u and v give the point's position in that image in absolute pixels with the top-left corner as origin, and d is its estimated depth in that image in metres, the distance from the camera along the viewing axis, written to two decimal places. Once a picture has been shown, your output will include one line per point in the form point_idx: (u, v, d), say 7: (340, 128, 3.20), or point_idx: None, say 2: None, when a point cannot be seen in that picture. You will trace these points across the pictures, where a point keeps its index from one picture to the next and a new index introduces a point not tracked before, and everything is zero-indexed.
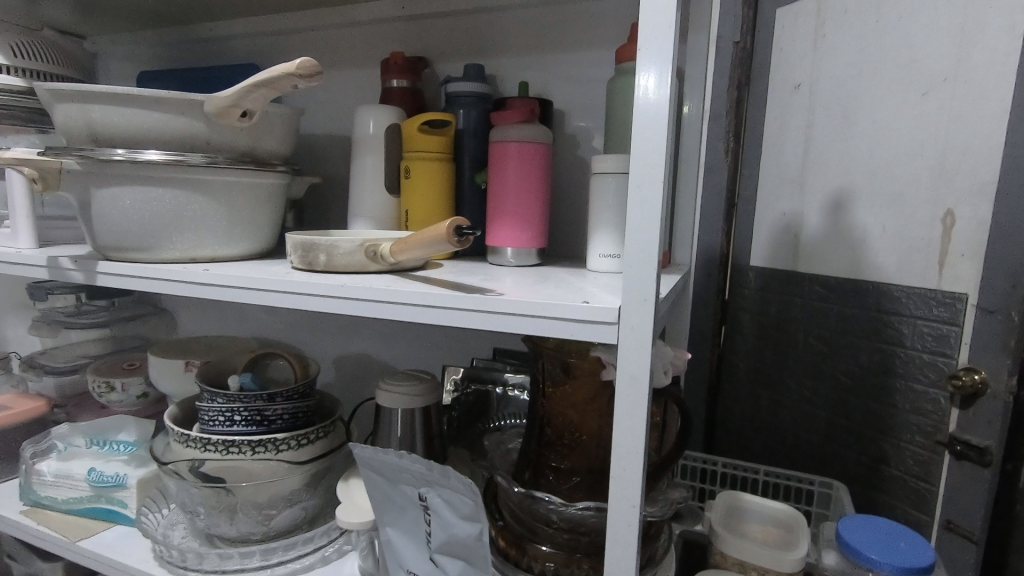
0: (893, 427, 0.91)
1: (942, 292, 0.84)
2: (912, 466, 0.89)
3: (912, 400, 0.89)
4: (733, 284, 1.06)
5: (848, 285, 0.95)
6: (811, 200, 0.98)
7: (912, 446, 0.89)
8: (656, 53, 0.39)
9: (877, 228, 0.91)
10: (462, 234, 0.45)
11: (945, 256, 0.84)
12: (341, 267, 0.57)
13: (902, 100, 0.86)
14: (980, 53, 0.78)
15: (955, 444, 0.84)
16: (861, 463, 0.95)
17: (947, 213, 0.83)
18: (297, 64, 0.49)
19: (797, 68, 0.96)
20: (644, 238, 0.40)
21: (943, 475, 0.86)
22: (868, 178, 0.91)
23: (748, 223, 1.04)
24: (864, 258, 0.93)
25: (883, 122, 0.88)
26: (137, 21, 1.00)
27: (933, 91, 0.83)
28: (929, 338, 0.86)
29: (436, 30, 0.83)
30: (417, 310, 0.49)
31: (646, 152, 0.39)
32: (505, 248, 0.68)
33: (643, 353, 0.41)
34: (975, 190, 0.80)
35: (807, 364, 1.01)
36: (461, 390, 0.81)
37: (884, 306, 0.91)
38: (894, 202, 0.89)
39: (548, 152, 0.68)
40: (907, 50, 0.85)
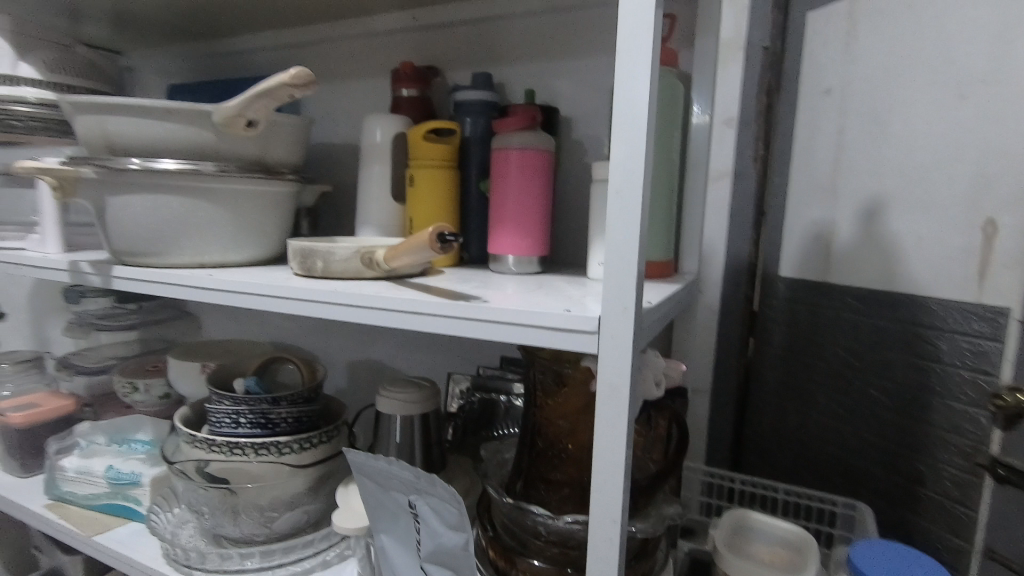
0: (929, 446, 0.85)
1: (982, 303, 0.78)
2: (950, 489, 0.83)
3: (949, 419, 0.82)
4: (761, 295, 1.05)
5: (881, 296, 0.89)
6: (843, 209, 0.94)
7: (950, 467, 0.83)
8: (635, 55, 0.38)
9: (913, 236, 0.85)
10: (446, 242, 0.45)
11: (986, 265, 0.77)
12: (338, 273, 0.58)
13: (938, 103, 0.81)
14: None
15: (997, 468, 0.76)
16: (895, 482, 0.90)
17: (989, 221, 0.77)
18: (292, 74, 0.49)
19: (827, 72, 0.94)
20: (623, 245, 0.39)
21: (984, 501, 0.79)
22: (903, 185, 0.86)
23: (776, 234, 1.02)
24: (899, 268, 0.87)
25: (917, 125, 0.83)
26: (168, 36, 1.04)
27: (972, 92, 0.77)
28: (969, 354, 0.79)
29: (447, 40, 0.84)
30: (406, 317, 0.49)
31: (626, 157, 0.39)
32: (506, 256, 0.67)
33: (624, 363, 0.40)
34: (1018, 197, 0.73)
35: (837, 378, 0.96)
36: (466, 398, 0.81)
37: (920, 318, 0.85)
38: (928, 207, 0.83)
39: (549, 159, 0.67)
40: (943, 50, 0.80)
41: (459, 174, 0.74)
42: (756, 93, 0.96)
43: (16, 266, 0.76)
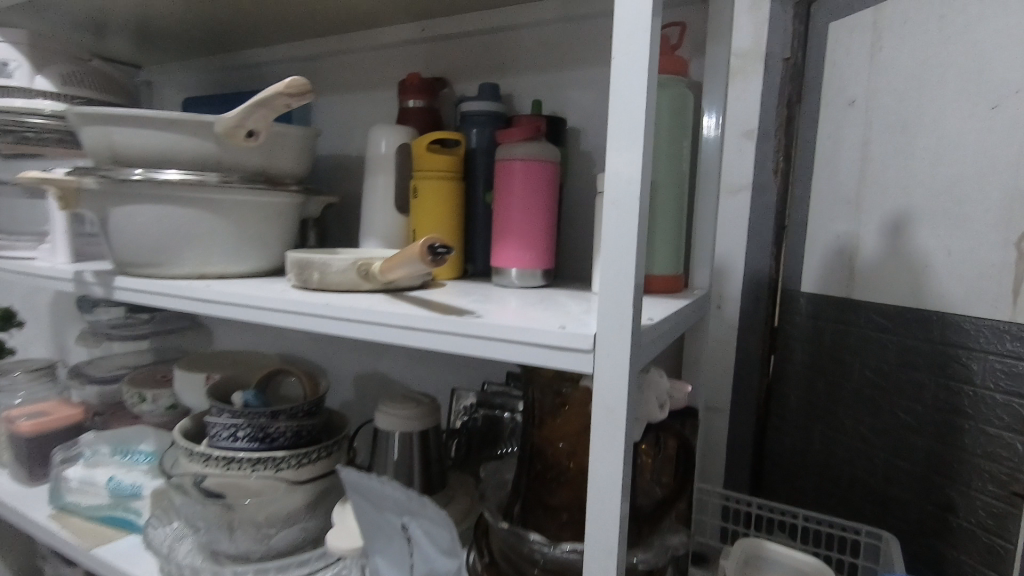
0: (962, 472, 0.82)
1: (1017, 324, 0.76)
2: (984, 518, 0.80)
3: (983, 444, 0.79)
4: (782, 309, 0.97)
5: (909, 314, 0.86)
6: (868, 223, 0.91)
7: (984, 495, 0.79)
8: (633, 60, 0.36)
9: (942, 252, 0.83)
10: (437, 254, 0.44)
11: (1020, 288, 0.76)
12: (334, 286, 0.56)
13: (969, 115, 0.79)
14: None
15: None
16: (925, 510, 0.86)
17: (1023, 237, 0.75)
18: (287, 82, 0.49)
19: (851, 83, 0.90)
20: (619, 259, 0.37)
21: (1021, 530, 0.76)
22: (931, 199, 0.83)
23: (799, 244, 0.95)
24: (927, 284, 0.84)
25: (947, 137, 0.81)
26: (185, 50, 1.06)
27: (1004, 104, 0.75)
28: (1004, 376, 0.77)
29: (455, 51, 0.83)
30: (397, 331, 0.48)
31: (623, 166, 0.37)
32: (509, 269, 0.65)
33: (621, 385, 0.38)
34: None
35: (862, 400, 0.92)
36: (469, 415, 0.79)
37: (951, 339, 0.82)
38: (960, 224, 0.81)
39: (554, 170, 0.65)
40: (976, 60, 0.78)
41: (464, 186, 0.73)
42: (776, 104, 0.90)
43: (26, 276, 0.77)
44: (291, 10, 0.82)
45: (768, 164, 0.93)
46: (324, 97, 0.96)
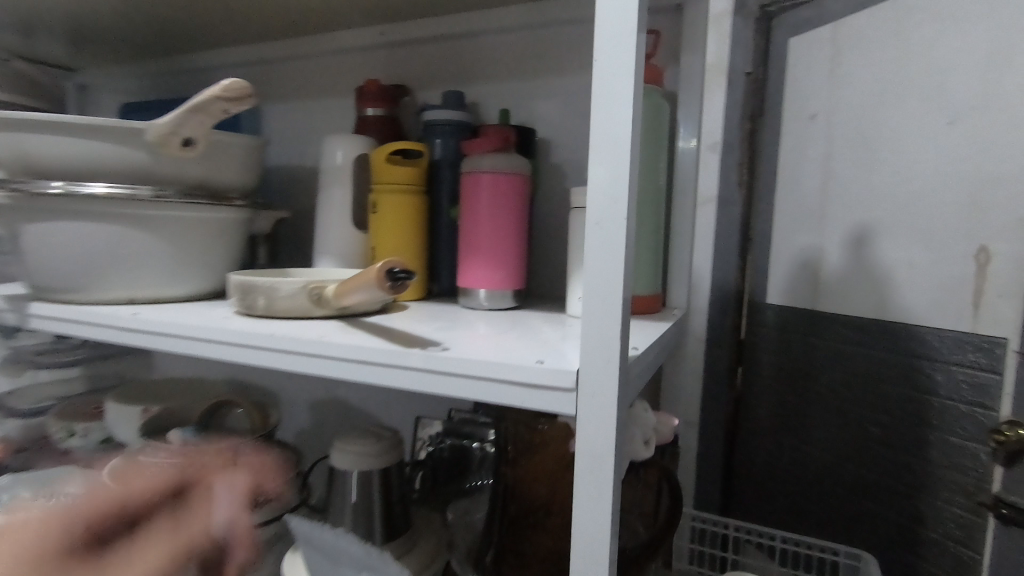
0: (928, 483, 0.79)
1: (978, 335, 0.74)
2: (952, 529, 0.77)
3: (948, 453, 0.77)
4: (749, 323, 0.95)
5: (873, 325, 0.84)
6: (830, 236, 0.90)
7: (951, 506, 0.77)
8: (617, 63, 0.32)
9: (905, 265, 0.81)
10: (397, 280, 0.39)
11: (980, 296, 0.74)
12: (282, 312, 0.51)
13: (926, 128, 0.78)
14: (1014, 81, 0.69)
15: (1000, 507, 0.71)
16: (893, 522, 0.83)
17: (981, 249, 0.74)
18: (225, 85, 0.44)
19: (811, 99, 0.89)
20: (603, 287, 0.33)
21: (988, 540, 0.74)
22: (893, 212, 0.82)
23: (763, 262, 0.94)
24: (890, 298, 0.83)
25: (907, 150, 0.80)
26: (122, 52, 0.98)
27: (960, 119, 0.74)
28: (967, 387, 0.75)
29: (418, 58, 0.79)
30: (352, 366, 0.42)
31: (607, 182, 0.32)
32: (477, 290, 0.61)
33: (606, 427, 0.33)
34: (1013, 225, 0.71)
35: (831, 412, 0.89)
36: (435, 444, 0.73)
37: (914, 349, 0.80)
38: (924, 234, 0.79)
39: (524, 184, 0.61)
40: (932, 75, 0.77)
41: (428, 200, 0.68)
42: (739, 120, 0.87)
43: None
44: (237, 10, 0.75)
45: (732, 176, 0.90)
46: (276, 104, 0.90)
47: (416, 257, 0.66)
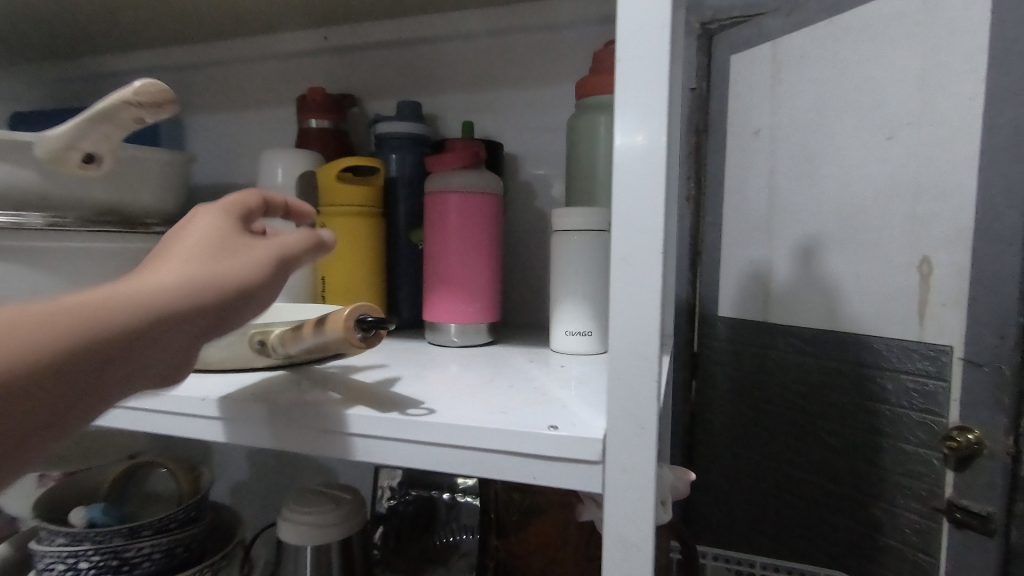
0: (883, 490, 0.77)
1: (925, 342, 0.71)
2: (909, 536, 0.75)
3: (902, 461, 0.75)
4: (701, 334, 0.95)
5: (821, 335, 0.82)
6: (778, 247, 0.85)
7: (907, 512, 0.75)
8: (643, 66, 0.26)
9: (852, 277, 0.78)
10: (368, 329, 0.31)
11: (926, 306, 0.71)
12: (215, 364, 0.41)
13: (865, 143, 0.75)
14: (943, 98, 0.67)
15: (953, 512, 0.69)
16: (852, 531, 0.80)
17: (924, 260, 0.71)
18: (136, 87, 0.35)
19: (754, 114, 0.85)
20: (634, 341, 0.26)
21: (943, 544, 0.71)
22: (837, 224, 0.78)
23: (712, 268, 0.92)
24: (838, 311, 0.80)
25: (848, 160, 0.77)
26: (12, 55, 0.84)
27: (898, 134, 0.72)
28: (916, 395, 0.73)
29: (366, 64, 0.71)
30: (308, 436, 0.34)
31: (635, 212, 0.26)
32: (447, 325, 0.53)
33: (641, 510, 0.27)
34: (951, 236, 0.68)
35: (787, 423, 0.86)
36: (398, 497, 0.64)
37: (864, 358, 0.77)
38: (866, 245, 0.76)
39: (496, 205, 0.55)
40: (868, 87, 0.74)
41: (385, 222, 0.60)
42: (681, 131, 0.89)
43: None
44: (151, 7, 0.65)
45: None
46: (202, 116, 0.80)
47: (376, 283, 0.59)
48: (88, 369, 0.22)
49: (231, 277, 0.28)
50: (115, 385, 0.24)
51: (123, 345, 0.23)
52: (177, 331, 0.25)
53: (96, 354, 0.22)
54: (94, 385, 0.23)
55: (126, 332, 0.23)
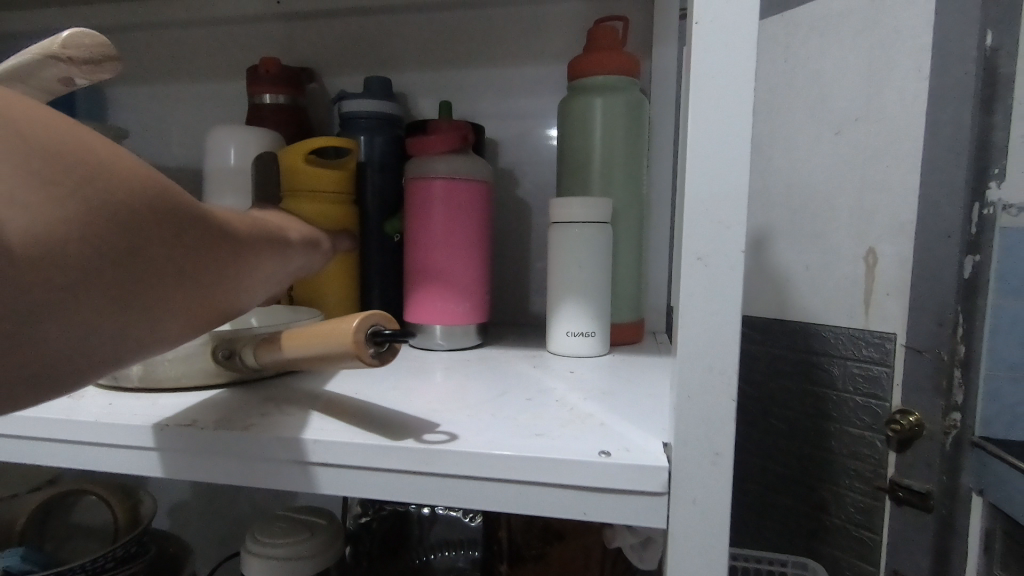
0: (830, 472, 0.79)
1: (870, 330, 0.75)
2: (854, 514, 0.77)
3: (848, 444, 0.77)
4: None
5: (776, 326, 0.84)
6: None
7: (852, 492, 0.77)
8: (728, 32, 0.22)
9: (800, 267, 0.81)
10: (382, 343, 0.27)
11: (870, 295, 0.74)
12: (170, 382, 0.34)
13: (815, 138, 0.77)
14: (890, 95, 0.70)
15: (896, 490, 0.72)
16: (801, 513, 0.82)
17: (869, 251, 0.74)
18: (64, 40, 0.27)
19: None
20: (710, 353, 0.23)
21: (886, 522, 0.74)
22: (787, 214, 0.81)
23: None
24: (790, 299, 0.82)
25: (800, 155, 0.79)
26: None
27: (846, 130, 0.74)
28: (861, 380, 0.76)
29: (324, 33, 0.64)
30: (295, 471, 0.28)
31: (714, 203, 0.22)
32: (431, 326, 0.48)
33: (714, 544, 0.23)
34: (894, 228, 0.72)
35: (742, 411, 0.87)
36: (371, 513, 0.58)
37: (813, 347, 0.80)
38: (818, 238, 0.79)
39: (481, 191, 0.49)
40: (818, 84, 0.76)
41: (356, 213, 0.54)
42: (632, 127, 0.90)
43: None
44: None
45: None
46: (130, 89, 0.70)
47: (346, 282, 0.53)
48: (276, 255, 0.26)
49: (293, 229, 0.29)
50: (229, 285, 0.23)
51: (286, 247, 0.27)
52: (299, 261, 0.28)
53: (278, 244, 0.26)
54: (263, 279, 0.25)
55: (277, 241, 0.26)
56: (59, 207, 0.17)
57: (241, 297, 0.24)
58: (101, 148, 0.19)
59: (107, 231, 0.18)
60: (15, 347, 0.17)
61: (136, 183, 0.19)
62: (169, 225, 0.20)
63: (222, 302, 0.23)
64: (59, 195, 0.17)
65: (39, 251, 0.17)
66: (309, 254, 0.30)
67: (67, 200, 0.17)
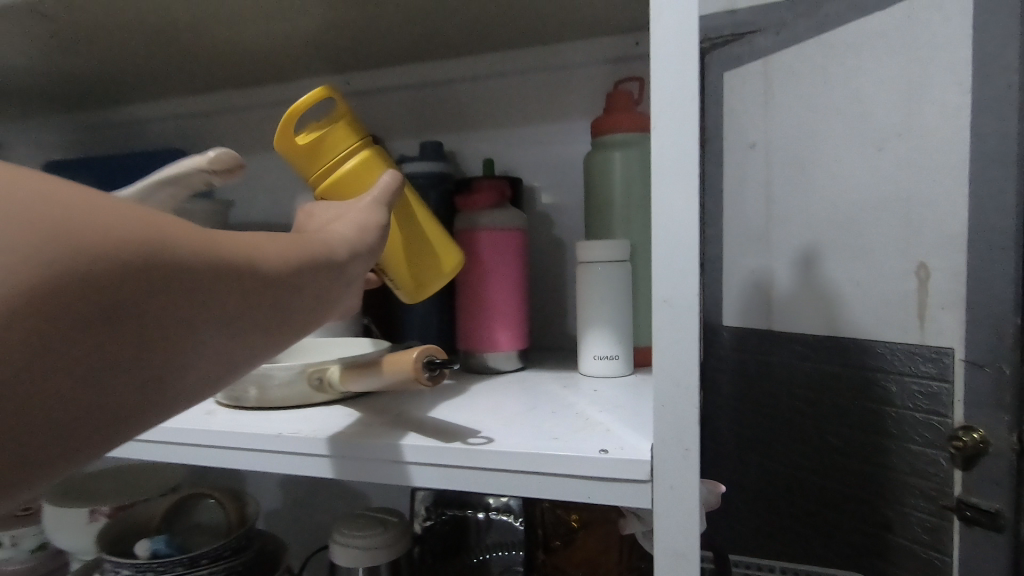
0: (892, 490, 0.79)
1: (926, 345, 0.74)
2: (920, 534, 0.77)
3: (911, 461, 0.77)
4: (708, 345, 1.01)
5: (826, 343, 0.86)
6: (778, 258, 0.91)
7: (917, 511, 0.77)
8: (675, 136, 0.30)
9: (852, 283, 0.82)
10: (434, 369, 0.36)
11: (924, 309, 0.74)
12: (279, 401, 0.45)
13: (860, 156, 0.80)
14: (932, 110, 0.71)
15: (964, 509, 0.70)
16: (864, 531, 0.83)
17: (920, 265, 0.74)
18: (211, 156, 0.39)
19: (751, 127, 0.92)
20: (677, 373, 0.30)
21: (955, 543, 0.73)
22: (835, 232, 0.83)
23: (715, 278, 0.98)
24: (838, 314, 0.84)
25: (844, 174, 0.81)
26: (49, 108, 0.88)
27: (889, 145, 0.76)
28: (920, 396, 0.75)
29: (388, 104, 0.75)
30: (394, 468, 0.37)
31: (672, 263, 0.30)
32: (479, 352, 0.57)
33: (688, 521, 0.30)
34: (947, 242, 0.71)
35: (795, 428, 0.91)
36: (434, 517, 0.65)
37: (867, 363, 0.81)
38: (861, 255, 0.81)
39: (521, 239, 0.58)
40: (857, 103, 0.79)
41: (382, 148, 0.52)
42: None
43: None
44: (188, 57, 0.70)
45: None
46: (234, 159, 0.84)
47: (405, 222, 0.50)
48: (288, 277, 0.28)
49: (314, 252, 0.31)
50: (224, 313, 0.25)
51: (301, 267, 0.29)
52: (322, 276, 0.31)
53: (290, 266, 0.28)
54: (273, 301, 0.27)
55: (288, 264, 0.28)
56: (47, 270, 0.20)
57: (239, 335, 0.26)
58: (94, 208, 0.22)
59: (91, 281, 0.21)
60: (31, 403, 0.21)
61: (117, 235, 0.22)
62: (150, 276, 0.22)
63: (221, 334, 0.25)
64: (46, 255, 0.20)
65: (32, 306, 0.20)
66: (345, 270, 0.33)
67: (49, 269, 0.20)
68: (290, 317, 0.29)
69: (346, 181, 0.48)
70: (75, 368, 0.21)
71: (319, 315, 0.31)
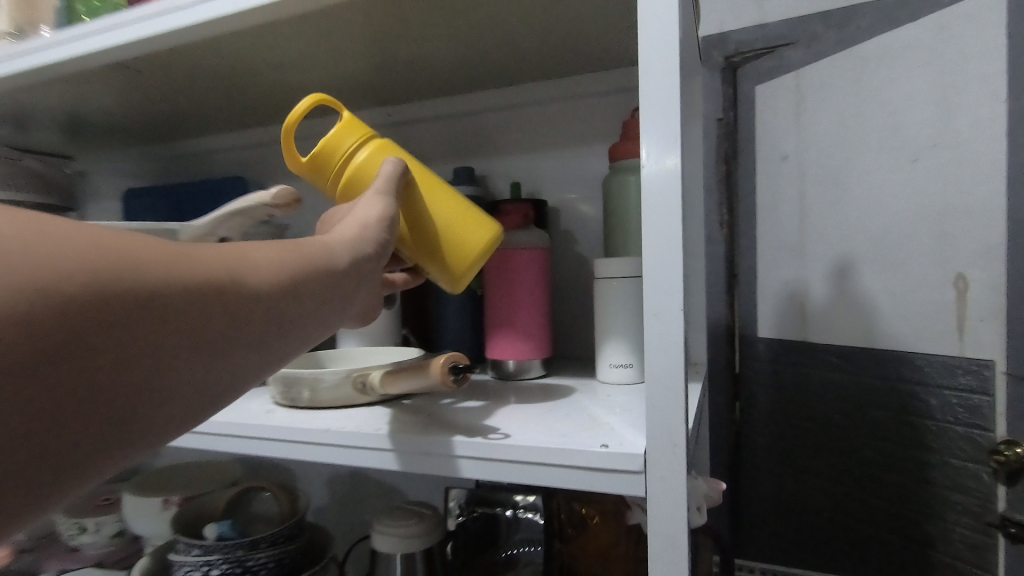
0: (933, 505, 0.79)
1: (966, 358, 0.76)
2: (962, 550, 0.77)
3: (952, 475, 0.77)
4: (742, 356, 0.94)
5: (860, 353, 0.85)
6: (813, 268, 0.88)
7: (959, 527, 0.77)
8: (662, 173, 0.34)
9: (886, 295, 0.82)
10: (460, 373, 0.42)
11: (964, 321, 0.76)
12: (328, 402, 0.51)
13: (891, 168, 0.80)
14: (964, 124, 0.73)
15: (1009, 525, 0.71)
16: (902, 547, 0.83)
17: (958, 276, 0.75)
18: (274, 193, 0.46)
19: (784, 139, 0.89)
20: (666, 378, 0.34)
21: (1000, 560, 0.73)
22: (869, 244, 0.83)
23: (749, 293, 0.93)
24: (874, 325, 0.84)
25: (876, 186, 0.81)
26: (127, 141, 0.99)
27: (923, 157, 0.77)
28: (961, 410, 0.77)
29: (426, 132, 0.82)
30: (443, 459, 0.42)
31: (661, 283, 0.34)
32: (506, 361, 0.63)
33: (678, 508, 0.35)
34: (981, 252, 0.73)
35: (835, 442, 0.87)
36: (467, 514, 0.70)
37: (906, 375, 0.81)
38: (898, 266, 0.80)
39: (546, 257, 0.64)
40: (890, 116, 0.79)
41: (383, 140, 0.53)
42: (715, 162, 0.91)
43: None
44: (250, 96, 0.79)
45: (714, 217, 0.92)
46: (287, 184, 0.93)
47: (409, 201, 0.48)
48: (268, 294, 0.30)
49: (294, 270, 0.33)
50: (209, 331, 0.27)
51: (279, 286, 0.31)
52: (301, 292, 0.33)
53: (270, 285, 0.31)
54: (253, 317, 0.30)
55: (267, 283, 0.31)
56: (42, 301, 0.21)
57: (223, 352, 0.28)
58: (80, 241, 0.23)
59: (85, 307, 0.22)
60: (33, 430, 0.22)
61: (103, 264, 0.23)
62: (140, 300, 0.24)
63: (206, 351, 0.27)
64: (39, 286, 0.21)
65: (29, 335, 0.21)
66: (329, 285, 0.35)
67: (47, 297, 0.21)
68: (267, 339, 0.31)
69: (355, 173, 0.49)
70: (74, 391, 0.23)
71: (301, 329, 0.33)
